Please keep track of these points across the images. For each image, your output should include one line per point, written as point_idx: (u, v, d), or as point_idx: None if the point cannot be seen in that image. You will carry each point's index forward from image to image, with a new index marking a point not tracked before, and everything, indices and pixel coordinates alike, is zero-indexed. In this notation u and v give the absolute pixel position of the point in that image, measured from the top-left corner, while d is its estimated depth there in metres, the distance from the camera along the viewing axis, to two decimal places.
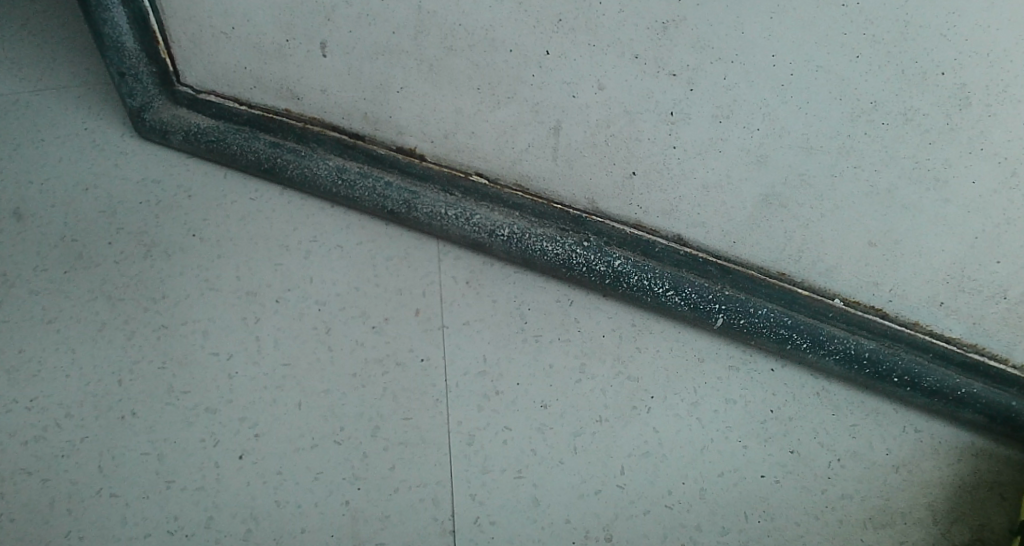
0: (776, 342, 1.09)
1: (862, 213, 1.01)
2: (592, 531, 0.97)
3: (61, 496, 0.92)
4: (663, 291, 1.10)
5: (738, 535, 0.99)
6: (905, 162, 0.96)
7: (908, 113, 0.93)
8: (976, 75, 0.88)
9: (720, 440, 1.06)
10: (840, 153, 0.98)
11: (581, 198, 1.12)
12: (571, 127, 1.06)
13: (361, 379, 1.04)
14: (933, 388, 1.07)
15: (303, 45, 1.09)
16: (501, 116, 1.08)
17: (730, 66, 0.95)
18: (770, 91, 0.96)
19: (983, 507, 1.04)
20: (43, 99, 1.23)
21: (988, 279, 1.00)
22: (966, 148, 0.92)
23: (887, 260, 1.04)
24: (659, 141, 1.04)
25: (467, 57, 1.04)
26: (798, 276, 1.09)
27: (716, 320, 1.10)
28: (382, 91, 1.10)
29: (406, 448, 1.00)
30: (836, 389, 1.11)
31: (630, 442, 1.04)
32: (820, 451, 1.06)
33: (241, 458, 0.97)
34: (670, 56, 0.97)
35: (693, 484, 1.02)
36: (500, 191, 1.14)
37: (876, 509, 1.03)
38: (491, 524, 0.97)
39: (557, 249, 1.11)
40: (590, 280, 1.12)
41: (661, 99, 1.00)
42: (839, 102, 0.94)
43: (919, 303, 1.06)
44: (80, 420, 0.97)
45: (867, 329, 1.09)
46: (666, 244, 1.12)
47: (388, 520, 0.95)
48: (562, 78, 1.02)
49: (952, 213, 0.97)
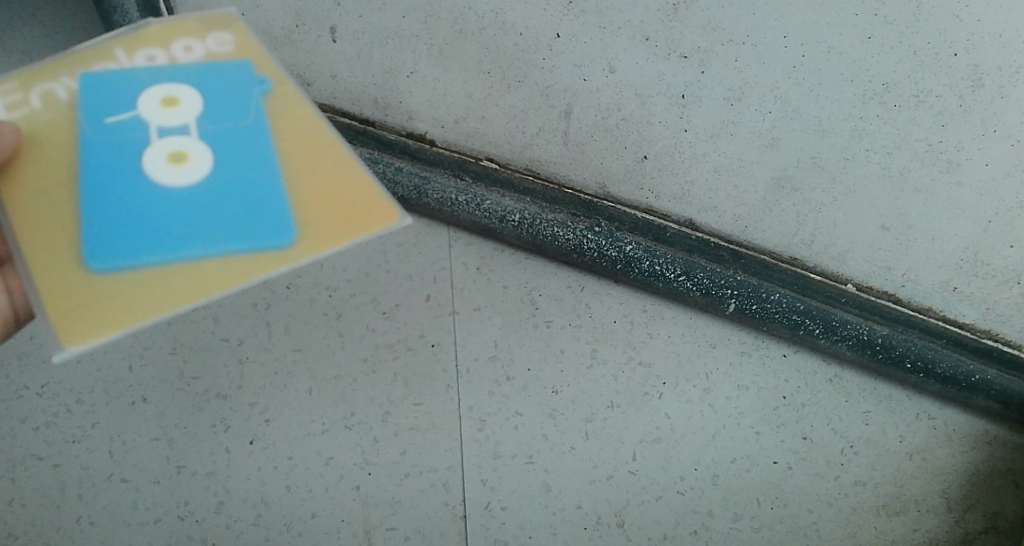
0: (788, 328, 1.07)
1: (874, 196, 1.00)
2: (604, 516, 0.98)
3: (72, 482, 0.95)
4: (675, 276, 1.08)
5: (749, 522, 0.99)
6: (918, 145, 0.94)
7: (921, 95, 0.90)
8: (988, 56, 0.87)
9: (733, 426, 1.04)
10: (852, 136, 0.95)
11: (592, 182, 1.11)
12: (581, 110, 1.04)
13: (371, 365, 1.04)
14: (948, 374, 1.05)
15: (313, 30, 1.08)
16: (512, 100, 1.06)
17: (741, 48, 0.93)
18: (782, 74, 0.93)
19: (994, 493, 1.04)
20: None
21: (1002, 264, 1.01)
22: (979, 130, 0.91)
23: (898, 243, 1.03)
24: (670, 125, 1.01)
25: (476, 41, 1.02)
26: (810, 261, 1.09)
27: (727, 306, 1.08)
28: (392, 76, 1.09)
29: (416, 433, 1.00)
30: (850, 376, 1.09)
31: (641, 428, 1.03)
32: (833, 438, 1.05)
33: (252, 442, 0.98)
34: (682, 39, 0.94)
35: (705, 470, 1.02)
36: (511, 175, 1.12)
37: (889, 496, 1.03)
38: (503, 509, 0.97)
39: (568, 233, 1.09)
40: (601, 265, 1.10)
41: (672, 82, 0.98)
42: (851, 83, 0.92)
43: (932, 289, 1.06)
44: (90, 406, 0.99)
45: (880, 314, 1.08)
46: (677, 229, 1.11)
47: (400, 505, 0.97)
48: (572, 61, 1.00)
49: (965, 195, 0.96)
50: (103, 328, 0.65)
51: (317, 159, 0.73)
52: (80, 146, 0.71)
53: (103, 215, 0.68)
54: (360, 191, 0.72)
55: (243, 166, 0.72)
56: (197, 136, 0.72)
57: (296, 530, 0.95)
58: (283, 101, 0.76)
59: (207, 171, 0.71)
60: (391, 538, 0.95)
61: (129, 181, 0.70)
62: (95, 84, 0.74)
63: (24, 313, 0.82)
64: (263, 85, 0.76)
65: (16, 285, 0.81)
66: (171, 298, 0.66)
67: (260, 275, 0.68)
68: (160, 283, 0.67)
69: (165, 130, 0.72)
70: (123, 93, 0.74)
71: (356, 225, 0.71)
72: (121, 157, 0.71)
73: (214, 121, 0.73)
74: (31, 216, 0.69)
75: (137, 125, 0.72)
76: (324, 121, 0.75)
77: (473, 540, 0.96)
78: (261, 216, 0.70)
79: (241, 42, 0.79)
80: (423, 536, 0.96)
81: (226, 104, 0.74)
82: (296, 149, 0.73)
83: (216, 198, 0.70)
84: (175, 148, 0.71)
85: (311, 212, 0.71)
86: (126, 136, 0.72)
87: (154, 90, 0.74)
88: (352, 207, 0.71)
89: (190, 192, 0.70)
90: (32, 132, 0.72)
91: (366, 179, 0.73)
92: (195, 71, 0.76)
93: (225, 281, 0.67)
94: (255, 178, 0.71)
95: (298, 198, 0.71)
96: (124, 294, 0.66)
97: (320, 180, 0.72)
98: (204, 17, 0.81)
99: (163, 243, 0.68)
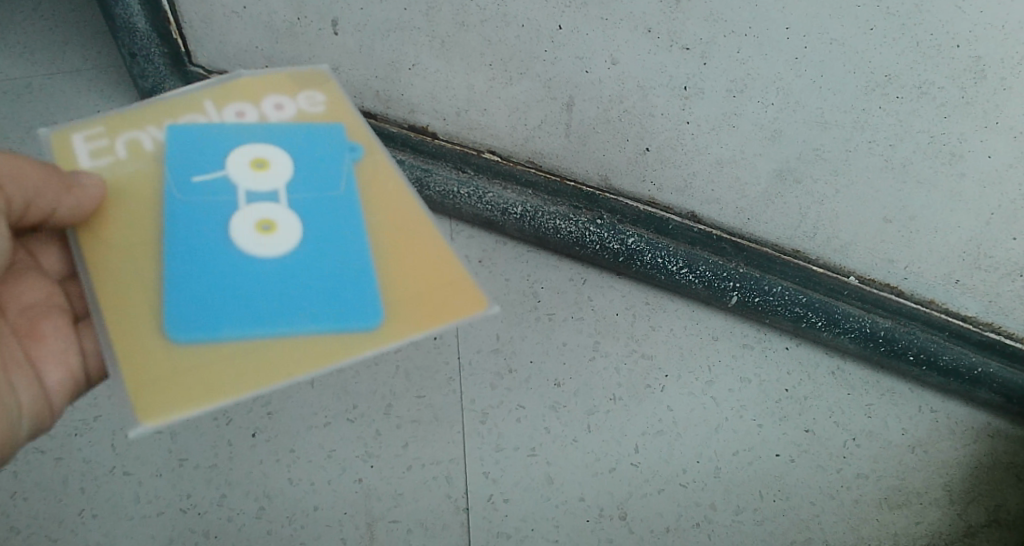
0: (790, 320, 1.09)
1: (875, 188, 0.99)
2: (606, 509, 0.97)
3: (74, 475, 0.95)
4: (676, 269, 1.09)
5: (752, 514, 0.98)
6: (920, 137, 0.94)
7: (922, 87, 0.90)
8: (991, 48, 0.86)
9: (735, 419, 1.04)
10: (855, 128, 0.95)
11: (594, 175, 1.11)
12: (583, 102, 1.04)
13: (373, 358, 1.04)
14: (950, 367, 1.07)
15: (315, 24, 1.07)
16: (514, 93, 1.06)
17: (743, 39, 0.92)
18: (785, 65, 0.93)
19: (997, 487, 1.04)
20: (55, 83, 1.21)
21: (1004, 256, 1.00)
22: (982, 122, 0.91)
23: (901, 236, 1.03)
24: (672, 118, 1.01)
25: (479, 33, 1.02)
26: (813, 254, 1.09)
27: (729, 298, 1.09)
28: (394, 69, 1.09)
29: (418, 426, 1.00)
30: (851, 368, 1.10)
31: (644, 421, 1.03)
32: (836, 431, 1.05)
33: (254, 436, 0.98)
34: (684, 30, 0.94)
35: (708, 463, 1.01)
36: (513, 168, 1.13)
37: (893, 488, 1.02)
38: (505, 501, 0.96)
39: (570, 226, 1.10)
40: (603, 258, 1.10)
41: (674, 73, 0.97)
42: (854, 75, 0.91)
43: (934, 281, 1.06)
44: (92, 399, 0.99)
45: (882, 306, 1.09)
46: (680, 221, 1.11)
47: (402, 498, 0.96)
48: (573, 53, 1.00)
49: (967, 188, 0.96)
50: (177, 403, 0.66)
51: (404, 239, 0.76)
52: (167, 206, 0.75)
53: (189, 280, 0.71)
54: (451, 274, 0.74)
55: (330, 235, 0.75)
56: (285, 204, 0.76)
57: (298, 522, 0.94)
58: (373, 171, 0.80)
59: (295, 240, 0.74)
60: (393, 531, 0.94)
61: (214, 246, 0.73)
62: (189, 141, 0.78)
63: (96, 375, 0.77)
64: (355, 154, 0.81)
65: (93, 346, 0.77)
66: (251, 374, 0.68)
67: (341, 356, 0.69)
68: (238, 357, 0.68)
69: (254, 195, 0.76)
70: (215, 153, 0.78)
71: (444, 310, 0.72)
72: (210, 219, 0.74)
73: (302, 189, 0.77)
74: (116, 274, 0.72)
75: (227, 187, 0.76)
76: (415, 196, 0.79)
77: (475, 533, 0.94)
78: (347, 293, 0.72)
79: (333, 102, 0.85)
80: (426, 529, 0.94)
81: (316, 173, 0.78)
82: (385, 227, 0.77)
83: (301, 271, 0.73)
84: (262, 215, 0.75)
85: (399, 294, 0.73)
86: (215, 199, 0.75)
87: (245, 152, 0.78)
88: (440, 292, 0.73)
89: (276, 263, 0.73)
90: (119, 183, 0.76)
91: (456, 263, 0.75)
92: (287, 134, 0.80)
93: (304, 359, 0.69)
94: (345, 252, 0.74)
95: (384, 275, 0.74)
96: (201, 367, 0.68)
97: (407, 258, 0.75)
98: (298, 75, 0.86)
99: (247, 315, 0.70)
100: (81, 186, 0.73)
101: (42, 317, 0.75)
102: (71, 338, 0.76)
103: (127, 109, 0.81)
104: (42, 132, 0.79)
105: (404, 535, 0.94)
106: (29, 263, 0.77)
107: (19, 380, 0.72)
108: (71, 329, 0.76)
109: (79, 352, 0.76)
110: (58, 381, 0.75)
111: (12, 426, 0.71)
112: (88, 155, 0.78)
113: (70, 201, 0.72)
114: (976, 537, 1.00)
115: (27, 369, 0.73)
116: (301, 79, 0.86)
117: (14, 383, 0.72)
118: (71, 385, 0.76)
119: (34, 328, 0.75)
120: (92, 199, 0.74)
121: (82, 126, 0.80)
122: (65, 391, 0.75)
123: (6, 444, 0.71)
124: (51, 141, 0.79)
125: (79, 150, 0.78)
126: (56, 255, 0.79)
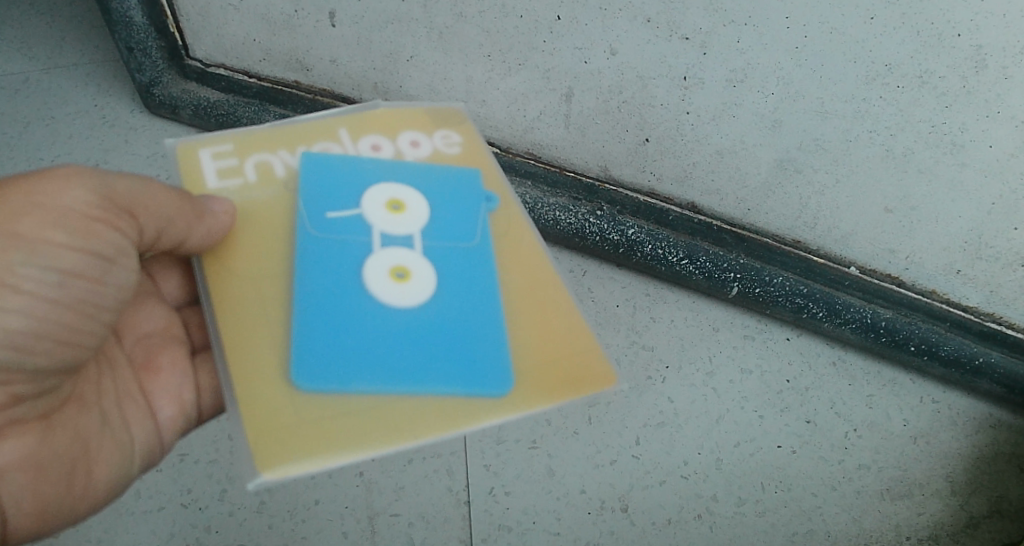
0: (791, 311, 1.08)
1: (877, 179, 0.99)
2: (608, 501, 0.96)
3: None
4: (677, 259, 1.09)
5: (753, 506, 0.97)
6: (921, 127, 0.93)
7: (924, 76, 0.90)
8: (991, 36, 0.86)
9: (736, 410, 1.03)
10: (856, 118, 0.95)
11: (593, 165, 1.10)
12: (582, 93, 1.03)
13: None
14: (952, 357, 1.07)
15: (313, 15, 1.07)
16: (513, 83, 1.05)
17: (743, 29, 0.92)
18: (785, 54, 0.92)
19: (999, 478, 1.03)
20: (52, 77, 1.21)
21: (1006, 246, 1.00)
22: (983, 112, 0.90)
23: (902, 226, 1.03)
24: (672, 108, 1.01)
25: (477, 24, 1.00)
26: (814, 244, 1.09)
27: (730, 289, 1.09)
28: (393, 60, 1.08)
29: None
30: (852, 358, 1.10)
31: (645, 412, 1.02)
32: (838, 422, 1.04)
33: None
34: (684, 19, 0.93)
35: (710, 455, 1.00)
36: (512, 159, 1.12)
37: (894, 479, 1.01)
38: (506, 494, 0.96)
39: (570, 217, 1.09)
40: (604, 249, 1.10)
41: (674, 64, 0.97)
42: (854, 64, 0.91)
43: (936, 271, 1.06)
44: None
45: (884, 297, 1.09)
46: (680, 212, 1.11)
47: (403, 491, 0.95)
48: (572, 44, 0.99)
49: (968, 178, 0.96)
50: (299, 458, 0.65)
51: (534, 301, 0.75)
52: (300, 238, 0.73)
53: (322, 324, 0.70)
54: (581, 349, 0.73)
55: (463, 288, 0.74)
56: (419, 250, 0.75)
57: (299, 516, 0.93)
58: (506, 223, 0.79)
59: (429, 292, 0.73)
60: (394, 524, 0.93)
61: (349, 291, 0.72)
62: (324, 173, 0.77)
63: (208, 412, 0.78)
64: (490, 203, 0.79)
65: (207, 383, 0.77)
66: (378, 435, 0.67)
67: (467, 424, 0.68)
68: (365, 416, 0.67)
69: (389, 239, 0.75)
70: (348, 188, 0.77)
71: (574, 387, 0.71)
72: (343, 259, 0.73)
73: (438, 237, 0.76)
74: (243, 312, 0.70)
75: (361, 227, 0.75)
76: (549, 256, 0.78)
77: (477, 526, 0.94)
78: (478, 357, 0.71)
79: (468, 147, 0.84)
80: (427, 522, 0.94)
81: (450, 219, 0.77)
82: (516, 288, 0.75)
83: (433, 326, 0.72)
84: (396, 260, 0.73)
85: (529, 362, 0.72)
86: (351, 238, 0.74)
87: (379, 190, 0.77)
88: (570, 366, 0.72)
89: (408, 314, 0.72)
90: (246, 211, 0.75)
91: (588, 336, 0.74)
92: (424, 176, 0.79)
93: (431, 424, 0.68)
94: (477, 308, 0.73)
95: (516, 341, 0.72)
96: (326, 422, 0.67)
97: (536, 322, 0.74)
98: (435, 111, 0.85)
99: (378, 370, 0.69)
100: (212, 213, 0.72)
101: (158, 349, 0.77)
102: (186, 372, 0.77)
103: (260, 129, 0.80)
104: (170, 143, 0.78)
105: (405, 529, 0.93)
106: (150, 289, 0.79)
107: (133, 413, 0.74)
108: (186, 362, 0.77)
109: (193, 387, 0.77)
110: (170, 416, 0.76)
111: (124, 462, 0.73)
112: (216, 175, 0.77)
113: (201, 228, 0.71)
114: (978, 528, 1.00)
115: (140, 402, 0.75)
116: (438, 118, 0.85)
117: (126, 418, 0.74)
118: (182, 420, 0.76)
119: (150, 360, 0.76)
120: (222, 226, 0.73)
121: (211, 141, 0.78)
122: (176, 426, 0.76)
123: (118, 479, 0.73)
124: (180, 154, 0.77)
125: (207, 167, 0.77)
126: (176, 281, 0.80)
